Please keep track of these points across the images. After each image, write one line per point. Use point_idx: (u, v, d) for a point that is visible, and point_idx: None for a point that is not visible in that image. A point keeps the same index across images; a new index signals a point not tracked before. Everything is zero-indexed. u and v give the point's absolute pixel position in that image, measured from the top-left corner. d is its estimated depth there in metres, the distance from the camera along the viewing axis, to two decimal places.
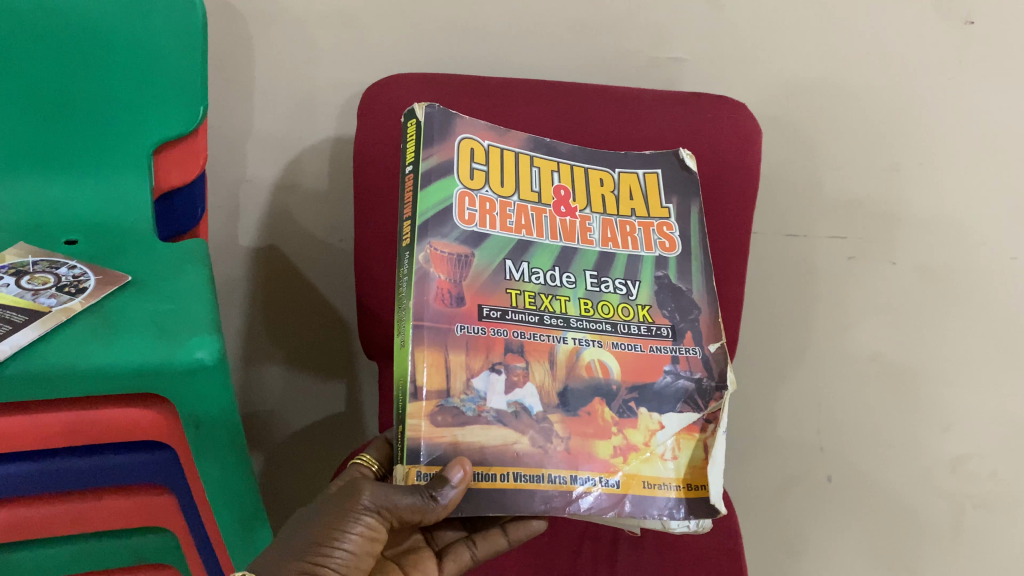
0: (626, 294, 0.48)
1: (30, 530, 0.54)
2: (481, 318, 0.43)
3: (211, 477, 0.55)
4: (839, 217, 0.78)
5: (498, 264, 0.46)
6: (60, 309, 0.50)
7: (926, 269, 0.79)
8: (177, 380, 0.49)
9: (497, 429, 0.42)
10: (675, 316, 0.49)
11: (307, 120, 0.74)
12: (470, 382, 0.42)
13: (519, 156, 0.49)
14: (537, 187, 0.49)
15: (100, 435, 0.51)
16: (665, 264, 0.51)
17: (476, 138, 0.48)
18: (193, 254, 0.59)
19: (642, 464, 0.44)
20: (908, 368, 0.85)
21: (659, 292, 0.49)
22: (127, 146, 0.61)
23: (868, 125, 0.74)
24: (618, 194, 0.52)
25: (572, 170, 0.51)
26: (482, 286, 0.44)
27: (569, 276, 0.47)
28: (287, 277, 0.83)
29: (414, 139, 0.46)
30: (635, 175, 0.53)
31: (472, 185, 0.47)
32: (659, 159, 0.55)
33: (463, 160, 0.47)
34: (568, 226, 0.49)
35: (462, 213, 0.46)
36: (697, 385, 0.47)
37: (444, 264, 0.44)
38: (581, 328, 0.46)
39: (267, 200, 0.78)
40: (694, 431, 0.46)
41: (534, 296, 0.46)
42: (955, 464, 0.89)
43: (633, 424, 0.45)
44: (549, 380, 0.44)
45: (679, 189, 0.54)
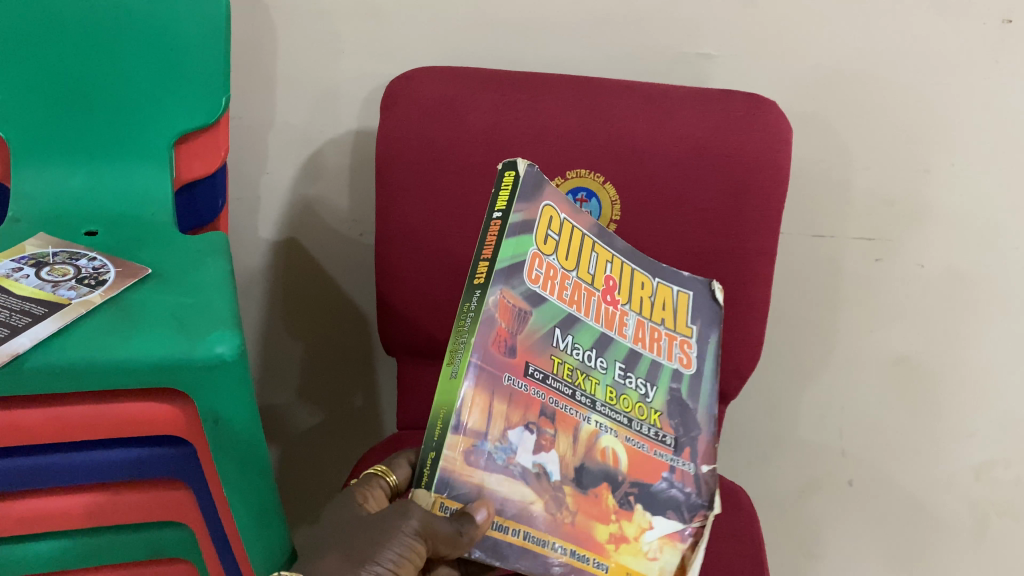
0: (644, 393, 0.49)
1: (46, 523, 0.54)
2: (525, 374, 0.43)
3: (229, 475, 0.54)
4: (868, 218, 0.77)
5: (548, 329, 0.45)
6: (80, 302, 0.50)
7: (954, 272, 0.78)
8: (198, 375, 0.49)
9: (519, 486, 0.43)
10: (678, 429, 0.51)
11: (330, 113, 0.73)
12: (506, 432, 0.42)
13: (584, 237, 0.48)
14: (593, 271, 0.48)
15: (117, 429, 0.50)
16: (679, 377, 0.52)
17: (556, 206, 0.46)
18: (214, 247, 0.58)
19: (629, 556, 0.46)
20: (935, 373, 0.83)
21: (667, 402, 0.51)
22: (148, 136, 0.60)
23: (899, 124, 0.72)
24: (654, 301, 0.53)
25: (623, 265, 0.51)
26: (532, 347, 0.44)
27: (603, 362, 0.48)
28: (307, 270, 0.83)
29: (508, 189, 0.43)
30: (669, 291, 0.54)
31: (545, 251, 0.45)
32: (692, 283, 0.56)
33: (542, 225, 0.45)
34: (609, 315, 0.49)
35: (531, 271, 0.44)
36: (687, 498, 0.49)
37: (509, 314, 0.42)
38: (604, 412, 0.47)
39: (288, 192, 0.78)
40: (677, 540, 0.48)
41: (572, 369, 0.46)
42: (980, 470, 0.87)
43: (630, 517, 0.47)
44: (570, 453, 0.44)
45: (703, 315, 0.56)
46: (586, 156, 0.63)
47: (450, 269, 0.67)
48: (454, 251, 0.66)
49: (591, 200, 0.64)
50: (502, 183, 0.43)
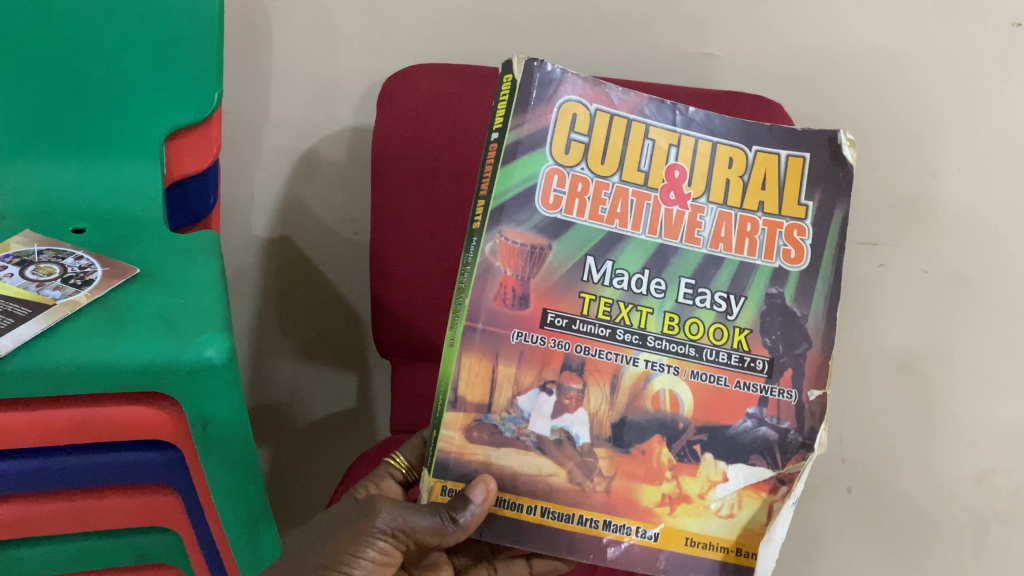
0: (723, 312, 0.42)
1: (30, 526, 0.53)
2: (542, 326, 0.40)
3: (218, 480, 0.53)
4: (871, 221, 0.75)
5: (577, 261, 0.41)
6: (65, 302, 0.49)
7: (958, 278, 0.76)
8: (186, 379, 0.48)
9: (534, 457, 0.41)
10: (777, 347, 0.43)
11: (326, 109, 0.72)
12: (515, 401, 0.40)
13: (633, 125, 0.41)
14: (646, 166, 0.41)
15: (104, 433, 0.49)
16: (784, 279, 0.43)
17: (584, 100, 0.40)
18: (204, 246, 0.57)
19: (690, 518, 0.43)
20: (938, 380, 0.82)
21: (764, 316, 0.42)
22: (139, 131, 0.59)
23: (905, 127, 0.71)
24: (748, 180, 0.42)
25: (696, 144, 0.42)
26: (553, 288, 0.40)
27: (659, 283, 0.42)
28: (299, 268, 0.81)
29: (506, 99, 0.39)
30: (776, 162, 0.43)
31: (565, 161, 0.40)
32: (808, 140, 0.43)
33: (560, 130, 0.40)
34: (674, 219, 0.41)
35: (547, 196, 0.40)
36: (782, 437, 0.42)
37: (514, 257, 0.40)
38: (657, 349, 0.42)
39: (282, 189, 0.76)
40: (761, 490, 0.43)
41: (609, 305, 0.41)
42: (980, 477, 0.86)
43: (693, 472, 0.42)
44: (605, 408, 0.41)
45: (826, 183, 0.43)
46: None
47: (447, 271, 0.66)
48: (450, 252, 0.65)
49: None
50: (502, 92, 0.40)
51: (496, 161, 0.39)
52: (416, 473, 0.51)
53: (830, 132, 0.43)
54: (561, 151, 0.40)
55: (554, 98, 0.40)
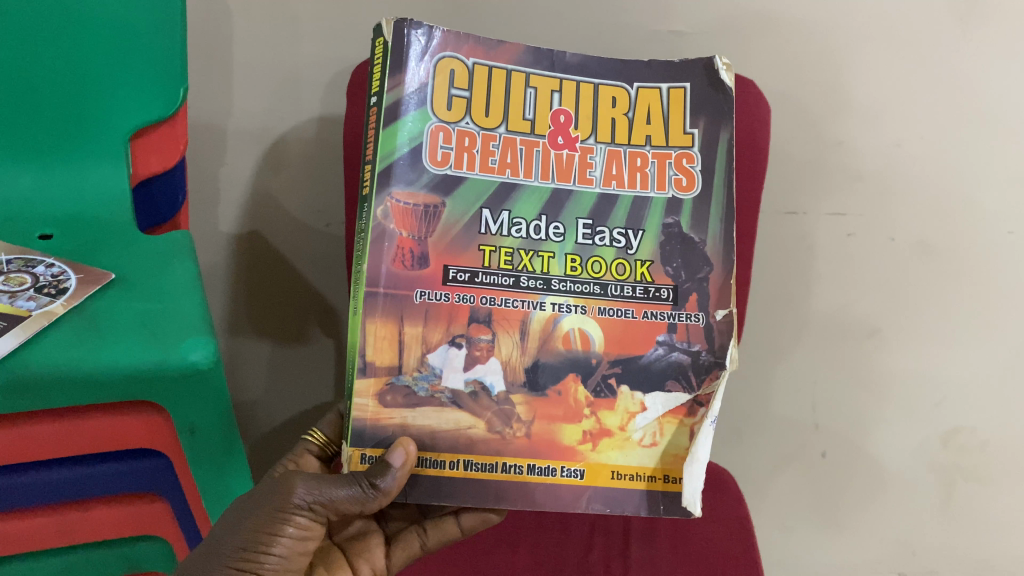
0: (624, 246, 0.46)
1: (16, 544, 0.51)
2: (445, 283, 0.43)
3: (208, 484, 0.52)
4: (841, 193, 0.76)
5: (473, 215, 0.44)
6: (41, 312, 0.47)
7: (924, 246, 0.78)
8: (173, 385, 0.47)
9: (451, 412, 0.43)
10: (680, 275, 0.46)
11: (291, 101, 0.70)
12: (425, 358, 0.43)
13: (512, 76, 0.45)
14: (530, 115, 0.45)
15: (91, 444, 0.48)
16: (679, 209, 0.47)
17: (459, 58, 0.44)
18: (179, 248, 0.55)
19: (611, 451, 0.45)
20: (907, 344, 0.84)
21: (664, 246, 0.46)
22: (103, 131, 0.57)
23: (866, 105, 0.73)
24: (633, 116, 0.47)
25: (577, 87, 0.46)
26: (451, 243, 0.43)
27: (557, 227, 0.45)
28: (268, 261, 0.80)
29: (380, 62, 0.43)
30: (655, 96, 0.47)
31: (449, 117, 0.44)
32: (687, 70, 0.48)
33: (440, 86, 0.44)
34: (565, 162, 0.45)
35: (434, 154, 0.44)
36: (694, 359, 0.45)
37: (408, 219, 0.43)
38: (563, 291, 0.44)
39: (248, 184, 0.75)
40: (681, 416, 0.45)
41: (511, 254, 0.44)
42: (948, 436, 0.88)
43: (611, 404, 0.45)
44: (517, 355, 0.44)
45: (708, 110, 0.48)
46: None
47: None
48: None
49: None
50: (376, 56, 0.43)
51: (380, 122, 0.43)
52: (335, 446, 0.54)
53: (707, 59, 0.48)
54: (441, 108, 0.44)
55: (429, 57, 0.44)
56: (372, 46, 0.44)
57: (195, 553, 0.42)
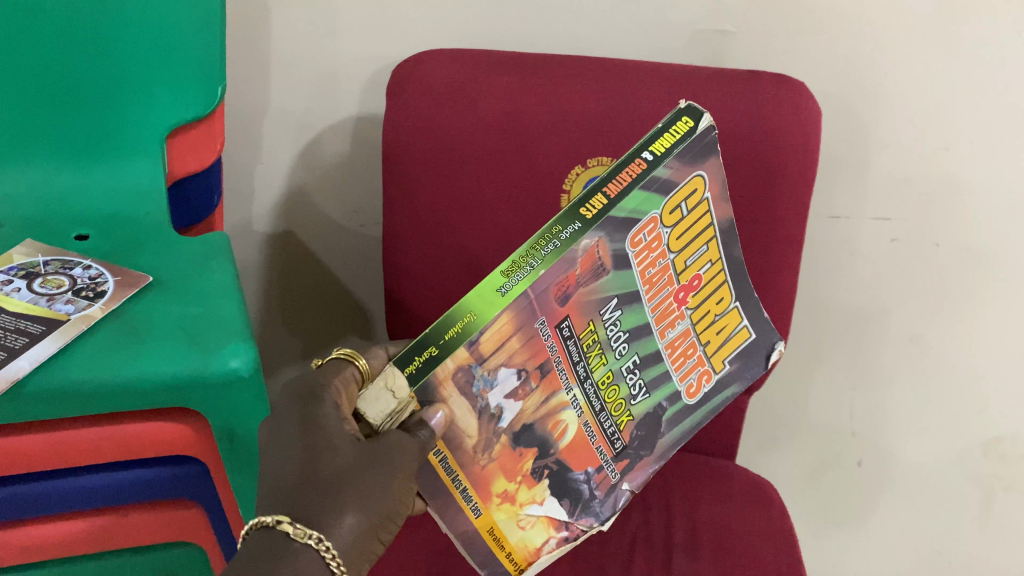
0: (631, 394, 0.45)
1: (52, 550, 0.51)
2: (555, 326, 0.41)
3: (245, 495, 0.49)
4: (885, 199, 0.74)
5: (604, 298, 0.42)
6: (80, 316, 0.46)
7: (971, 252, 0.75)
8: (212, 391, 0.46)
9: (470, 414, 0.42)
10: (636, 439, 0.46)
11: (328, 99, 0.69)
12: (499, 369, 0.41)
13: (708, 229, 0.43)
14: (682, 254, 0.43)
15: (125, 451, 0.47)
16: (675, 401, 0.46)
17: (708, 183, 0.42)
18: (217, 249, 0.55)
19: (501, 512, 0.44)
20: (948, 354, 0.82)
21: (648, 416, 0.46)
22: (139, 131, 0.57)
23: (919, 106, 0.69)
24: (716, 322, 0.46)
25: (719, 275, 0.45)
26: (582, 305, 0.41)
27: (624, 343, 0.44)
28: (303, 259, 0.80)
29: (678, 137, 0.40)
30: (737, 321, 0.47)
31: (665, 221, 0.41)
32: (765, 332, 0.48)
33: (680, 193, 0.41)
34: (667, 311, 0.44)
35: (637, 235, 0.41)
36: (589, 500, 0.46)
37: (588, 263, 0.40)
38: (587, 390, 0.44)
39: (283, 183, 0.74)
40: (555, 528, 0.45)
41: (591, 342, 0.43)
42: (988, 445, 0.87)
43: (530, 485, 0.44)
44: (530, 411, 0.43)
45: (745, 359, 0.48)
46: (608, 141, 0.57)
47: (462, 261, 0.63)
48: (470, 244, 0.62)
49: None
50: (676, 126, 0.40)
51: (636, 180, 0.39)
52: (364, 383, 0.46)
53: (781, 342, 0.48)
54: (668, 208, 0.41)
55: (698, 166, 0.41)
56: (680, 116, 0.41)
57: (287, 492, 0.37)
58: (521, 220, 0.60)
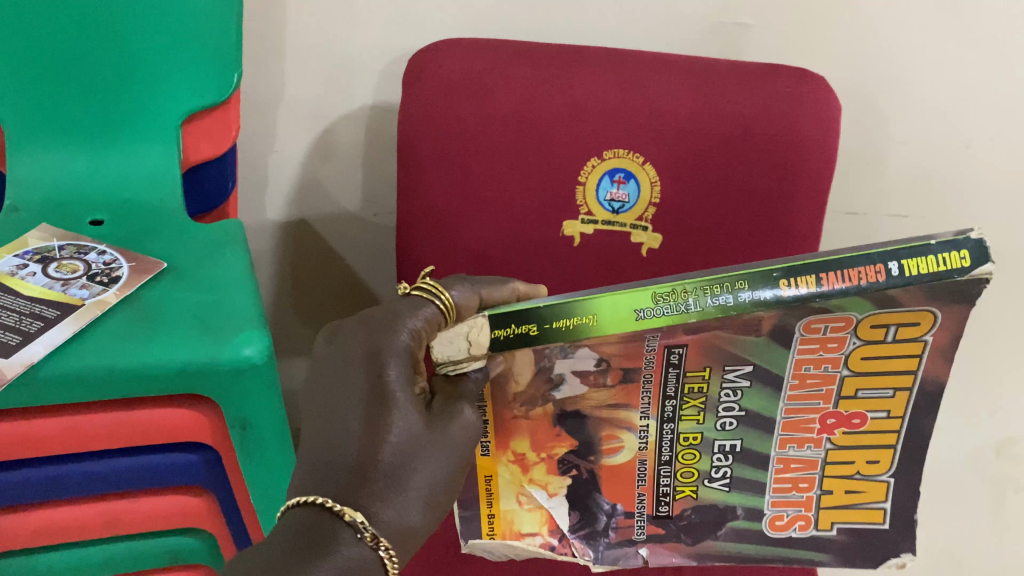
0: (715, 468, 0.43)
1: (64, 533, 0.51)
2: (663, 345, 0.38)
3: (257, 478, 0.50)
4: (902, 195, 0.73)
5: (733, 358, 0.39)
6: (94, 302, 0.46)
7: (987, 252, 0.75)
8: (226, 380, 0.45)
9: (529, 373, 0.40)
10: (689, 517, 0.45)
11: (343, 88, 0.69)
12: (583, 356, 0.39)
13: (909, 376, 0.39)
14: (867, 381, 0.39)
15: (137, 439, 0.47)
16: (756, 515, 0.45)
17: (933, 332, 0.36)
18: (231, 237, 0.54)
19: (511, 478, 0.45)
20: (963, 354, 0.81)
21: (713, 507, 0.45)
22: (155, 117, 0.57)
23: (939, 103, 0.68)
24: (851, 466, 0.42)
25: (891, 427, 0.40)
26: (703, 343, 0.38)
27: (731, 421, 0.41)
28: (317, 248, 0.80)
29: (941, 270, 0.32)
30: (876, 497, 0.43)
31: (858, 332, 0.37)
32: (896, 531, 0.44)
33: (896, 317, 0.36)
34: (801, 423, 0.41)
35: (815, 324, 0.37)
36: (598, 529, 0.46)
37: (739, 320, 0.37)
38: (668, 437, 0.42)
39: (297, 171, 0.74)
40: (548, 526, 0.46)
41: (696, 390, 0.40)
42: (1000, 445, 0.87)
43: (550, 471, 0.45)
44: (591, 404, 0.42)
45: (841, 549, 0.45)
46: (625, 135, 0.57)
47: (475, 255, 0.62)
48: (485, 238, 0.62)
49: (630, 181, 0.58)
50: (953, 261, 0.32)
51: (863, 288, 0.33)
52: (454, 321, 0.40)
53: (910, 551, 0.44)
54: (868, 323, 0.36)
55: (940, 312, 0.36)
56: (965, 248, 0.32)
57: (351, 482, 0.34)
58: (536, 212, 0.60)
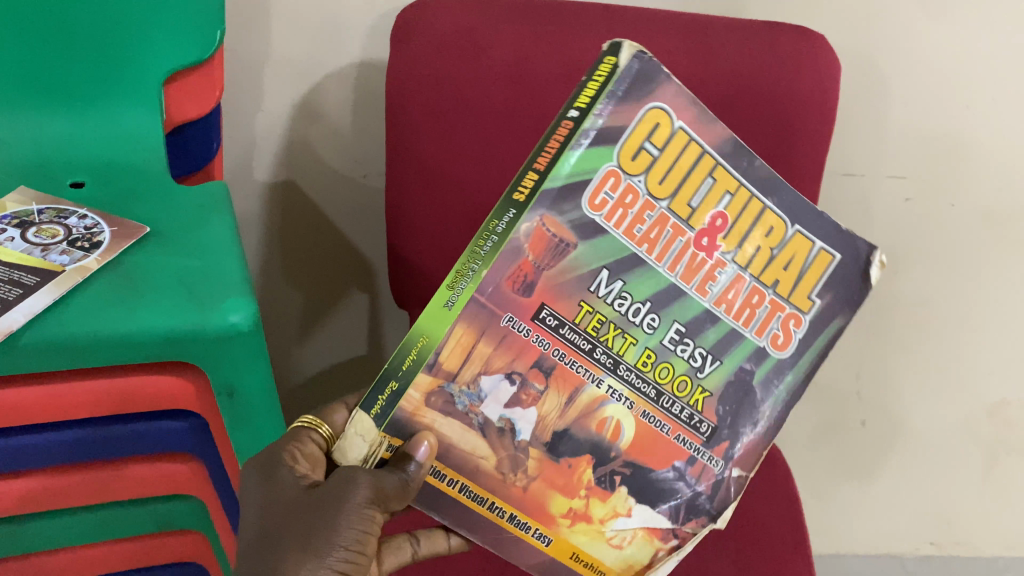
0: (697, 366, 0.41)
1: (50, 499, 0.50)
2: (533, 318, 0.38)
3: (246, 446, 0.50)
4: (902, 157, 0.72)
5: (592, 269, 0.38)
6: (75, 268, 0.45)
7: (985, 213, 0.74)
8: (211, 346, 0.45)
9: (475, 435, 0.39)
10: (726, 417, 0.42)
11: (331, 46, 0.67)
12: (478, 377, 0.38)
13: (703, 158, 0.39)
14: (695, 202, 0.39)
15: (124, 405, 0.46)
16: (761, 359, 0.42)
17: (667, 111, 0.38)
18: (217, 200, 0.53)
19: (583, 535, 0.41)
20: (958, 317, 0.81)
21: (729, 384, 0.42)
22: (136, 76, 0.55)
23: (943, 62, 0.66)
24: (777, 256, 0.40)
25: (749, 202, 0.40)
26: (561, 286, 0.38)
27: (654, 318, 0.40)
28: (305, 211, 0.78)
29: (600, 81, 0.37)
30: (807, 248, 0.41)
31: (630, 169, 0.38)
32: (846, 241, 0.42)
33: (637, 133, 0.37)
34: (695, 264, 0.39)
35: (595, 196, 0.38)
36: (692, 498, 0.42)
37: (543, 245, 0.37)
38: (625, 377, 0.40)
39: (284, 131, 0.72)
40: (656, 536, 0.42)
41: (601, 322, 0.39)
42: (993, 408, 0.88)
43: (604, 498, 0.41)
44: (556, 413, 0.39)
45: (841, 293, 0.42)
46: None
47: (468, 216, 0.62)
48: (476, 198, 0.61)
49: None
50: (598, 73, 0.37)
51: (565, 142, 0.37)
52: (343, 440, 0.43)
53: (867, 242, 0.42)
54: (626, 153, 0.37)
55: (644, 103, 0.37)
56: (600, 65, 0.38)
57: (246, 559, 0.38)
58: None
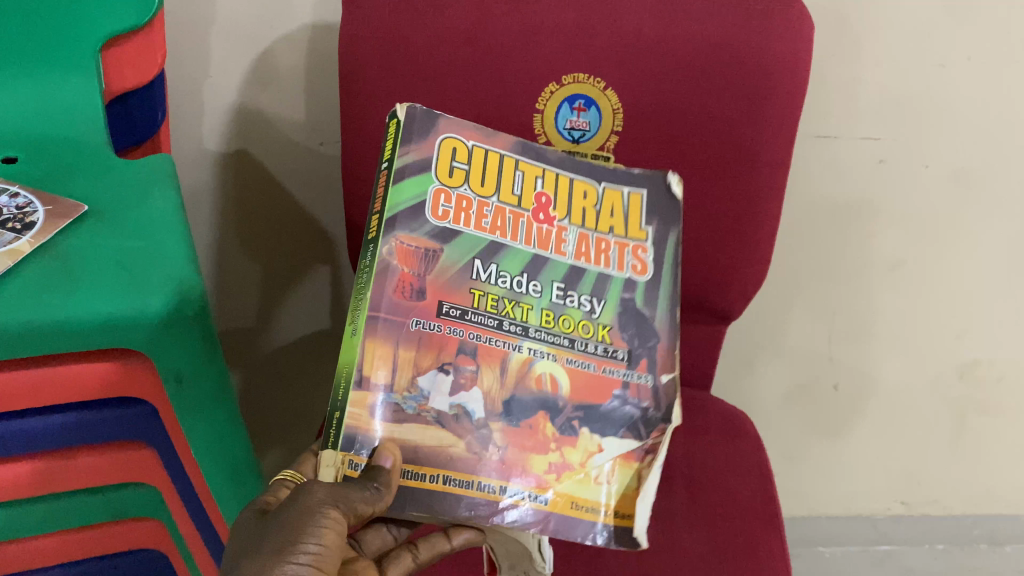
0: (589, 310, 0.43)
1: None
2: (438, 315, 0.39)
3: (199, 436, 0.48)
4: (875, 119, 0.70)
5: (468, 262, 0.40)
6: (5, 251, 0.42)
7: (958, 173, 0.73)
8: (153, 332, 0.42)
9: (434, 430, 0.39)
10: (632, 342, 0.44)
11: (282, 7, 0.64)
12: (414, 379, 0.38)
13: (504, 160, 0.43)
14: (517, 191, 0.43)
15: (66, 395, 0.44)
16: (633, 286, 0.45)
17: (460, 137, 0.42)
18: (160, 174, 0.51)
19: (574, 484, 0.41)
20: (930, 278, 0.80)
21: (620, 315, 0.44)
22: (69, 44, 0.52)
23: (917, 20, 0.64)
24: (599, 210, 0.46)
25: (556, 177, 0.45)
26: (449, 282, 0.40)
27: (536, 284, 0.42)
28: (261, 181, 0.75)
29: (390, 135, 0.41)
30: (620, 197, 0.47)
31: (450, 182, 0.41)
32: (644, 180, 0.48)
33: (444, 157, 0.41)
34: (543, 234, 0.43)
35: (436, 209, 0.41)
36: (643, 413, 0.43)
37: (411, 258, 0.39)
38: (539, 338, 0.41)
39: (234, 98, 0.69)
40: (631, 459, 0.42)
41: (496, 300, 0.41)
42: (965, 369, 0.87)
43: (574, 443, 0.41)
44: (496, 387, 0.40)
45: (661, 214, 0.48)
46: (584, 56, 0.53)
47: None
48: None
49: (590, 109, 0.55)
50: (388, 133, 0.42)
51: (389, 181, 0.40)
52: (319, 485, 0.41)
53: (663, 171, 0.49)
54: (445, 169, 0.41)
55: (432, 132, 0.41)
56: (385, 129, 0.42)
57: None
58: None
